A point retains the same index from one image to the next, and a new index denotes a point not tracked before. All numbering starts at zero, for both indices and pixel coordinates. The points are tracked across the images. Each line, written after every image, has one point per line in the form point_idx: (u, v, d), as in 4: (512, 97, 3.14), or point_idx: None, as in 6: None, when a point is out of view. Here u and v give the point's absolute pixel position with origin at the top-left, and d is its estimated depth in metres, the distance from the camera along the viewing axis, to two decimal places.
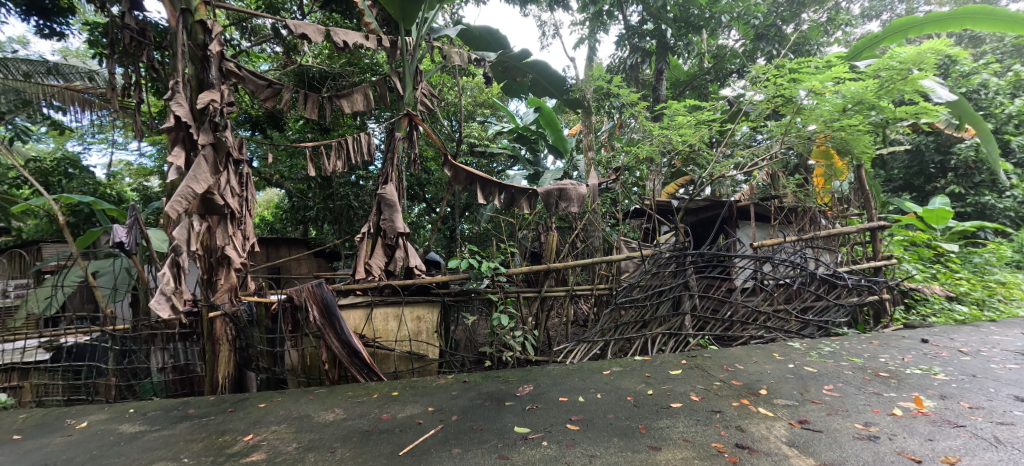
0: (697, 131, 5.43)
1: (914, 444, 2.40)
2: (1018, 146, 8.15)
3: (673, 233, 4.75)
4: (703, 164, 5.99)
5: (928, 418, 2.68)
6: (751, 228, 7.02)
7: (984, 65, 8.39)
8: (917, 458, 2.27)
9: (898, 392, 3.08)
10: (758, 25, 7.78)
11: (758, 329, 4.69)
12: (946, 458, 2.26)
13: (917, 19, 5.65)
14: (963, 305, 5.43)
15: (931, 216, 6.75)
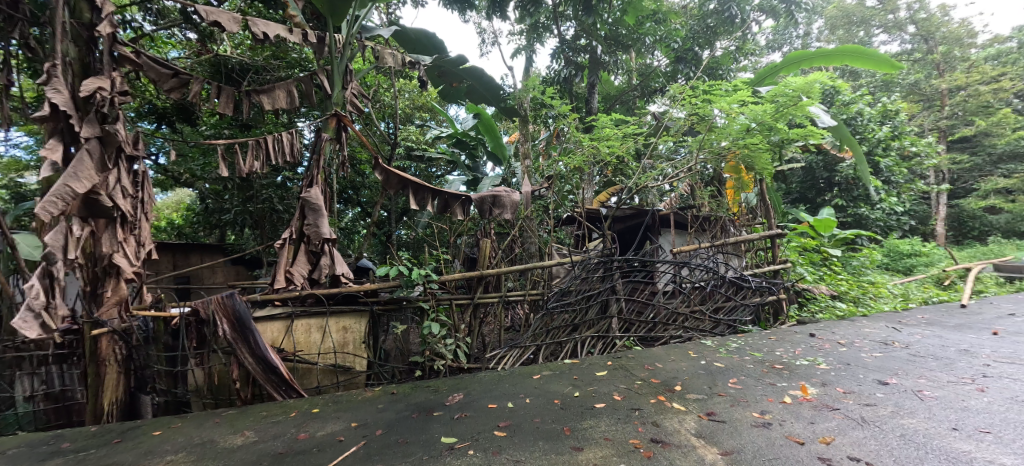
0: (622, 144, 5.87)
1: (800, 428, 2.68)
2: (885, 166, 9.50)
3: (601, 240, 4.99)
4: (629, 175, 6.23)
5: (811, 404, 3.01)
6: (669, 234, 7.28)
7: (860, 97, 9.70)
8: (800, 441, 2.53)
9: (789, 382, 3.43)
10: (677, 48, 8.49)
11: (678, 329, 5.01)
12: (823, 439, 2.54)
13: (809, 53, 6.40)
14: (842, 302, 6.21)
15: (820, 225, 7.59)
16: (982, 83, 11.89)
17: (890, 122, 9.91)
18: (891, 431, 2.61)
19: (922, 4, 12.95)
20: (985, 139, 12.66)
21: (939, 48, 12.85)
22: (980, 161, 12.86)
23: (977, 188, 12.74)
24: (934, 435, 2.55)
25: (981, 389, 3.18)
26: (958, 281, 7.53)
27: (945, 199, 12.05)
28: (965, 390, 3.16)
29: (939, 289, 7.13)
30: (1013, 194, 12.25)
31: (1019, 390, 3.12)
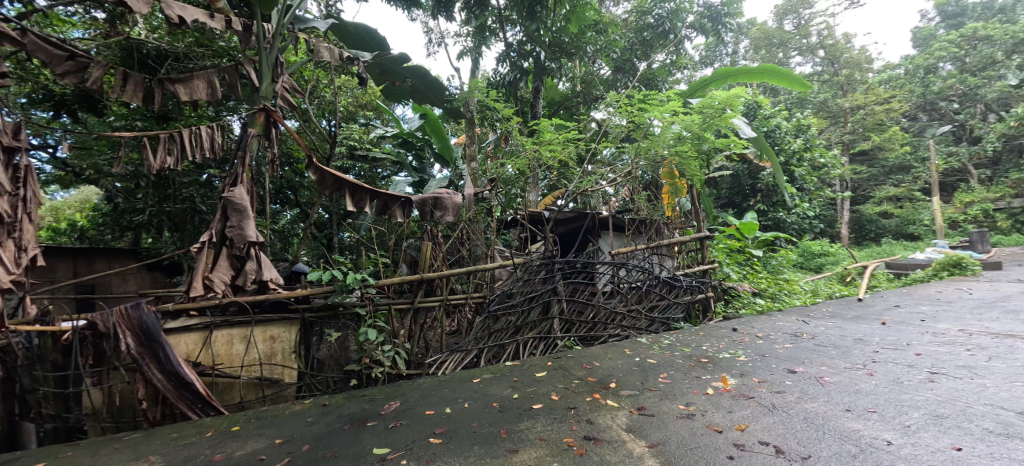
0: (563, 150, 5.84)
1: (719, 417, 2.86)
2: (799, 175, 10.42)
3: (543, 242, 5.05)
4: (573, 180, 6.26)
5: (730, 394, 3.22)
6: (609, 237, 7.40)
7: (778, 111, 10.59)
8: (719, 429, 2.70)
9: (712, 374, 3.64)
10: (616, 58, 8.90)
11: (616, 328, 5.16)
12: (739, 426, 2.73)
13: (734, 70, 6.85)
14: (762, 298, 6.72)
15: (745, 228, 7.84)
16: (876, 103, 13.41)
17: (803, 135, 10.90)
18: (796, 415, 2.84)
19: (829, 30, 14.41)
20: (879, 153, 14.28)
21: (843, 70, 14.35)
22: (875, 172, 14.49)
23: (874, 196, 14.33)
24: (832, 417, 2.81)
25: (871, 373, 3.54)
26: (857, 277, 8.40)
27: (848, 205, 13.45)
28: (858, 375, 3.51)
29: (842, 285, 7.92)
30: (901, 201, 13.91)
31: (902, 373, 3.51)
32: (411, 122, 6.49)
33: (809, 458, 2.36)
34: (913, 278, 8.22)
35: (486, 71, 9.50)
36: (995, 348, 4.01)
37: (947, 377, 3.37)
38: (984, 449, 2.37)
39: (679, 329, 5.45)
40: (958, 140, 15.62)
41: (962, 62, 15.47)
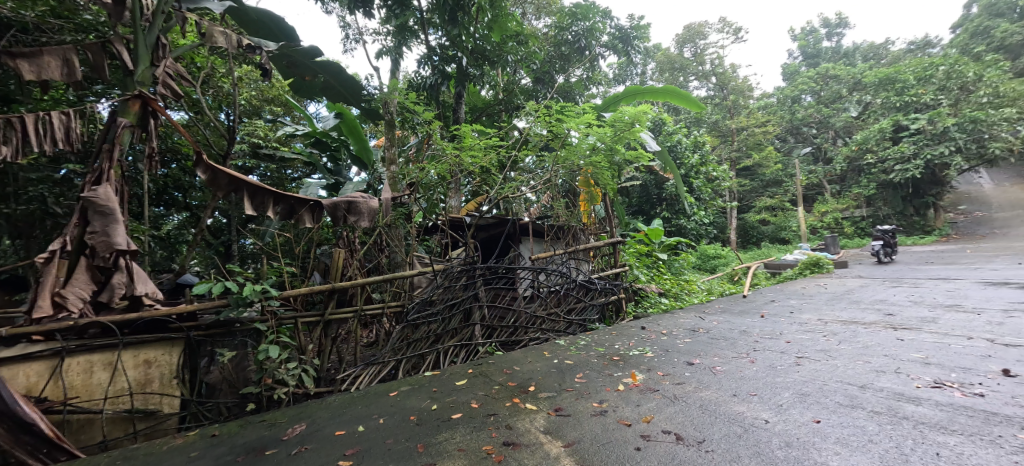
0: (489, 155, 5.64)
1: (628, 411, 2.99)
2: (697, 186, 11.43)
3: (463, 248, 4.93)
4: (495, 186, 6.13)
5: (638, 388, 3.38)
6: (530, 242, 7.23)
7: (680, 129, 11.55)
8: (628, 423, 2.82)
9: (623, 371, 3.81)
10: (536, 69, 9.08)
11: (536, 331, 5.21)
12: (645, 418, 2.87)
13: (641, 88, 7.29)
14: (666, 298, 7.23)
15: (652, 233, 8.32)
16: (756, 126, 15.22)
17: (699, 151, 11.98)
18: (694, 404, 3.06)
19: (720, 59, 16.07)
20: (760, 168, 16.18)
21: (731, 95, 16.07)
22: (757, 184, 16.39)
23: (755, 206, 16.23)
24: (722, 402, 3.06)
25: (753, 361, 3.93)
26: (742, 276, 9.40)
27: (735, 213, 15.06)
28: (743, 363, 3.88)
29: (731, 284, 8.80)
30: (776, 210, 15.90)
31: (776, 359, 3.94)
32: (325, 121, 5.91)
33: (704, 442, 2.55)
34: (784, 276, 9.39)
35: (407, 72, 9.10)
36: (843, 333, 4.67)
37: (810, 360, 3.85)
38: (838, 420, 2.72)
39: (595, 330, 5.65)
40: (816, 161, 18.32)
41: (820, 93, 18.10)
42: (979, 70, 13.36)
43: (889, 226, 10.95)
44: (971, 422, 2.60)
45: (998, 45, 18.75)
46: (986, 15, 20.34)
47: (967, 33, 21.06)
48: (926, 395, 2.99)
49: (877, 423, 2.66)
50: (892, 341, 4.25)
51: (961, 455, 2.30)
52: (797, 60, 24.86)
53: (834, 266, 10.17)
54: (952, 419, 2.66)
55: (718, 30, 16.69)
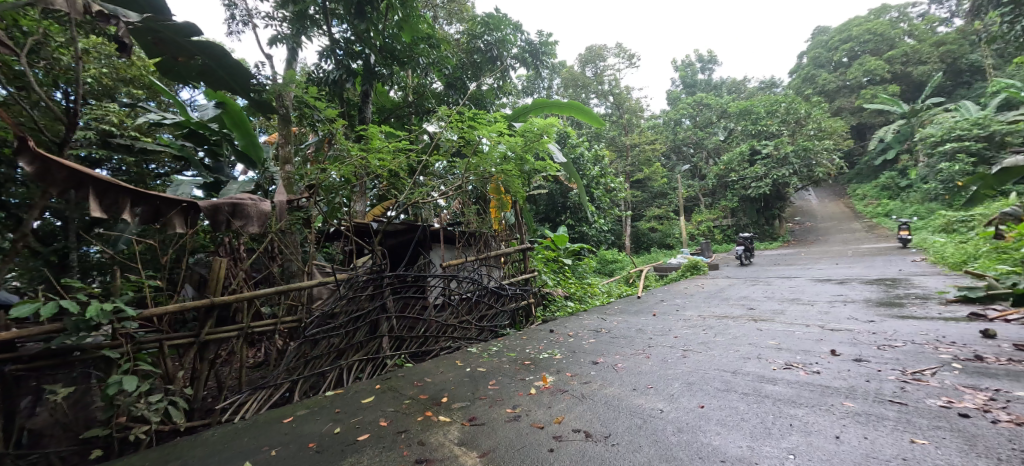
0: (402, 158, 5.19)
1: (540, 414, 2.88)
2: (598, 195, 12.01)
3: (369, 255, 4.50)
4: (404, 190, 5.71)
5: (548, 390, 3.30)
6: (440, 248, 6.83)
7: (582, 141, 12.02)
8: (540, 425, 2.71)
9: (534, 374, 3.72)
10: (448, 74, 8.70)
11: (448, 340, 4.95)
12: (557, 419, 2.79)
13: (547, 101, 7.27)
14: (571, 301, 7.40)
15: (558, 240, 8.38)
16: (646, 143, 16.55)
17: (599, 164, 12.48)
18: (599, 401, 3.04)
19: (616, 81, 17.17)
20: (649, 182, 17.55)
21: (626, 114, 17.23)
22: (647, 196, 17.73)
23: (645, 215, 17.62)
24: (622, 397, 3.09)
25: (648, 356, 4.06)
26: (636, 279, 10.00)
27: (629, 221, 16.11)
28: (640, 358, 4.00)
29: (627, 286, 9.30)
30: (663, 220, 17.43)
31: (667, 353, 4.11)
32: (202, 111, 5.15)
33: (610, 437, 2.53)
34: (670, 278, 10.19)
35: (304, 64, 8.27)
36: (716, 326, 5.10)
37: (694, 352, 4.08)
38: (719, 404, 2.86)
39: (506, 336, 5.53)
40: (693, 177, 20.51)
41: (696, 118, 20.31)
42: (809, 109, 16.52)
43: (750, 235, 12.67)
44: (810, 396, 2.89)
45: (821, 90, 22.89)
46: (813, 64, 24.67)
47: (801, 77, 25.28)
48: (780, 375, 3.29)
49: (746, 403, 2.85)
50: (754, 331, 4.71)
51: (808, 425, 2.52)
52: (676, 87, 27.57)
53: (709, 269, 11.31)
54: (797, 394, 2.94)
55: (615, 54, 17.85)
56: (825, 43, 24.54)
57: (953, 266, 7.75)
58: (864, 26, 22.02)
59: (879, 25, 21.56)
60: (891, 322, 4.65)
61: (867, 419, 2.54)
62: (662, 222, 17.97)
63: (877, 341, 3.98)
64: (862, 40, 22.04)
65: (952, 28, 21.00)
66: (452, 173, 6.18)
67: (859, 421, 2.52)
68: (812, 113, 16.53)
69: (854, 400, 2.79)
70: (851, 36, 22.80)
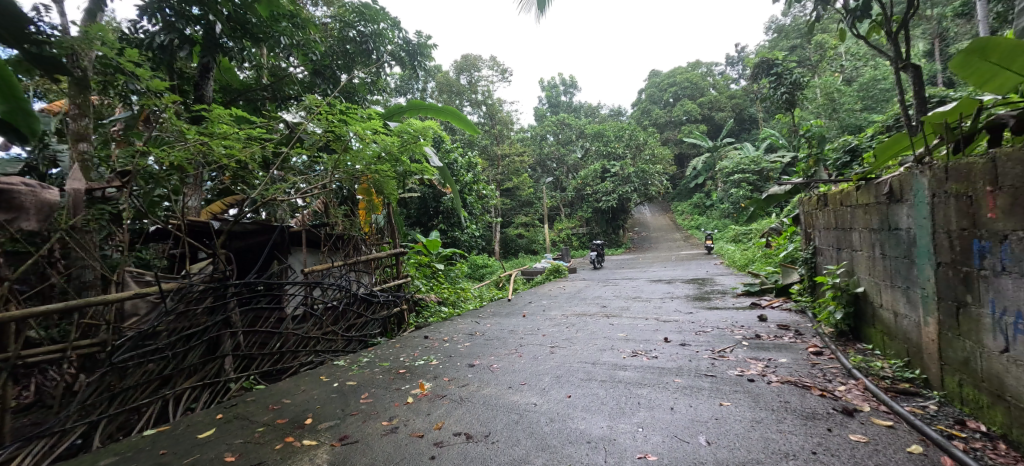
0: (260, 152, 4.34)
1: (420, 422, 2.69)
2: (471, 201, 11.86)
3: (210, 260, 3.66)
4: (256, 186, 4.69)
5: (427, 397, 3.13)
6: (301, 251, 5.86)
7: (456, 148, 11.75)
8: (420, 434, 2.52)
9: (410, 383, 3.50)
10: (316, 60, 7.10)
11: (308, 355, 4.31)
12: (437, 425, 2.62)
13: (422, 104, 6.35)
14: (446, 306, 7.08)
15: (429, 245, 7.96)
16: (515, 154, 17.31)
17: (472, 171, 12.40)
18: (479, 402, 2.91)
19: (489, 92, 17.64)
20: (517, 191, 18.29)
21: (497, 125, 17.72)
22: (515, 204, 18.45)
23: (513, 222, 18.34)
24: (500, 395, 2.99)
25: (521, 354, 4.12)
26: (505, 283, 10.27)
27: (498, 227, 16.55)
28: (513, 357, 4.01)
29: (497, 289, 9.46)
30: (529, 227, 18.30)
31: (537, 350, 4.23)
32: None
33: (491, 435, 2.39)
34: (536, 281, 10.67)
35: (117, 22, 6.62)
36: (578, 323, 5.51)
37: (561, 347, 4.29)
38: (584, 392, 2.89)
39: (378, 346, 5.02)
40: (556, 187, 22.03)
41: (558, 135, 21.90)
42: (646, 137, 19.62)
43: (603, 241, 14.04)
44: (651, 377, 3.11)
45: (654, 121, 26.74)
46: (650, 99, 28.60)
47: (641, 109, 29.13)
48: (630, 362, 3.56)
49: (605, 388, 2.94)
50: (606, 325, 5.20)
51: (652, 401, 2.64)
52: (541, 105, 29.32)
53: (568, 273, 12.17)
54: (642, 376, 3.14)
55: (489, 67, 18.29)
56: (657, 83, 28.79)
57: (740, 266, 9.61)
58: (685, 75, 26.51)
59: (694, 76, 26.25)
60: (704, 312, 5.54)
61: (693, 391, 2.75)
62: (528, 229, 18.88)
63: (694, 328, 4.68)
64: (683, 85, 26.46)
65: (741, 85, 26.52)
66: (315, 170, 5.21)
67: (687, 393, 2.71)
68: (648, 142, 19.59)
69: (684, 377, 3.06)
70: (676, 81, 27.16)
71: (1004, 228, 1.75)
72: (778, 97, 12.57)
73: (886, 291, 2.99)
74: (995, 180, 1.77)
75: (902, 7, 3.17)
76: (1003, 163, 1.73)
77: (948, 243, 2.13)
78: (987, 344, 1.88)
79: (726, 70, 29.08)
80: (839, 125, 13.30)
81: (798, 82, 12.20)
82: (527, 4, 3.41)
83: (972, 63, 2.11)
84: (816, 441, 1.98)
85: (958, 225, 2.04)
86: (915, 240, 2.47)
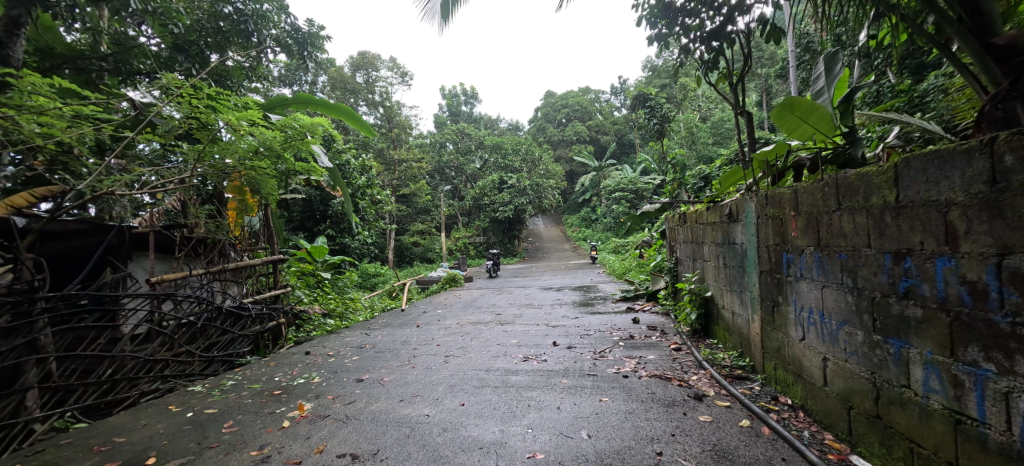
0: (106, 148, 3.71)
1: (297, 447, 2.44)
2: (364, 207, 11.27)
3: (5, 269, 2.85)
4: (83, 176, 3.39)
5: (307, 419, 2.84)
6: (148, 258, 4.50)
7: (350, 149, 11.14)
8: (297, 460, 2.28)
9: (287, 405, 3.14)
10: (178, 34, 5.13)
11: (152, 381, 3.51)
12: (318, 448, 2.41)
13: (314, 98, 5.39)
14: (331, 319, 6.57)
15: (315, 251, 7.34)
16: (413, 160, 16.99)
17: (366, 174, 11.79)
18: (366, 418, 2.79)
19: (388, 94, 17.05)
20: (414, 197, 17.90)
21: (395, 129, 17.17)
22: (412, 211, 18.06)
23: (409, 230, 17.85)
24: (390, 410, 2.91)
25: (414, 366, 4.08)
26: (399, 293, 9.95)
27: (393, 234, 15.97)
28: (406, 369, 3.95)
29: (391, 300, 9.11)
30: (425, 235, 17.97)
31: (431, 360, 4.24)
32: None
33: (379, 453, 2.30)
34: (431, 291, 10.51)
35: None
36: (472, 331, 5.61)
37: (455, 356, 4.34)
38: (476, 399, 2.99)
39: (248, 366, 4.32)
40: (453, 195, 21.98)
41: (458, 145, 21.92)
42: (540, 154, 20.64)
43: (498, 251, 14.34)
44: (540, 379, 3.33)
45: (548, 137, 28.25)
46: (544, 118, 30.12)
47: (536, 126, 30.53)
48: (522, 367, 3.76)
49: (498, 394, 3.06)
50: (499, 333, 5.38)
51: (541, 402, 2.83)
52: (440, 113, 29.13)
53: (463, 283, 12.21)
54: (532, 379, 3.34)
55: (388, 68, 17.71)
56: (551, 103, 30.50)
57: (619, 275, 10.58)
58: (576, 98, 28.56)
59: (583, 101, 28.40)
60: (587, 317, 6.01)
61: (577, 389, 3.02)
62: (424, 237, 18.58)
63: (579, 331, 5.07)
64: (574, 108, 28.49)
65: (623, 113, 29.37)
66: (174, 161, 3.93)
67: (571, 392, 2.97)
68: (542, 157, 20.59)
69: (570, 377, 3.33)
70: (568, 103, 29.07)
71: (801, 244, 2.25)
72: (651, 126, 14.21)
73: (727, 294, 3.60)
74: (795, 207, 2.28)
75: (738, 63, 3.87)
76: (799, 194, 2.25)
77: (767, 255, 2.66)
78: (791, 334, 2.40)
79: (610, 98, 31.93)
80: (697, 154, 15.47)
81: (667, 116, 13.93)
82: (431, 14, 3.46)
83: (783, 115, 2.67)
84: (675, 425, 2.32)
85: (773, 241, 2.58)
86: (745, 253, 3.04)
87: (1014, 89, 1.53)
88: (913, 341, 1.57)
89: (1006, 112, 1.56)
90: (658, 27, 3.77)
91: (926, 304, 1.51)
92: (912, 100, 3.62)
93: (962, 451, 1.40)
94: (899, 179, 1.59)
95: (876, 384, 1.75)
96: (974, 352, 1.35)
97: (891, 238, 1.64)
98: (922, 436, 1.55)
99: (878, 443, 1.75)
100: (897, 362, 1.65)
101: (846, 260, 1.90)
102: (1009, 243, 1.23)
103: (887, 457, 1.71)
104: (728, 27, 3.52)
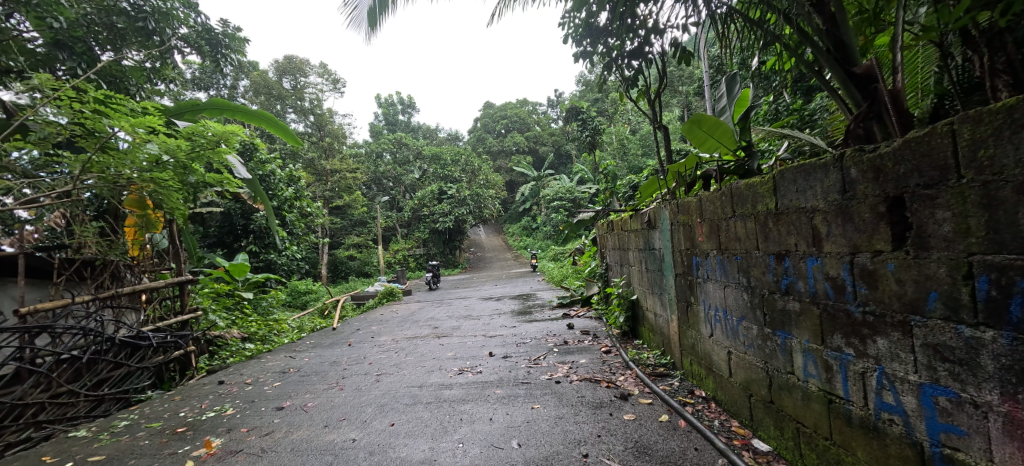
0: None
1: None
2: (291, 220, 10.59)
3: None
4: None
5: (215, 456, 2.61)
6: (19, 285, 3.88)
7: (274, 158, 10.36)
8: None
9: (191, 443, 2.85)
10: (58, 29, 4.52)
11: (21, 430, 3.03)
12: None
13: (229, 103, 4.93)
14: (251, 343, 6.06)
15: (234, 269, 6.72)
16: (347, 171, 16.33)
17: (294, 185, 11.09)
18: (284, 449, 2.61)
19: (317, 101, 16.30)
20: (348, 209, 17.17)
21: (326, 137, 16.45)
22: (345, 223, 17.37)
23: (343, 243, 17.11)
24: (312, 437, 2.75)
25: (342, 388, 3.88)
26: (332, 310, 9.45)
27: (325, 248, 15.22)
28: (332, 392, 3.75)
29: (322, 318, 8.60)
30: (361, 247, 17.29)
31: (361, 381, 4.05)
32: None
33: None
34: (366, 306, 10.08)
35: None
36: (408, 347, 5.43)
37: (387, 375, 4.19)
38: (407, 418, 2.91)
39: (148, 403, 3.86)
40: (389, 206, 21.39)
41: (394, 155, 21.39)
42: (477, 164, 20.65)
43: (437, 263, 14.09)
44: (474, 392, 3.30)
45: (487, 147, 28.44)
46: (483, 129, 30.38)
47: (475, 138, 30.65)
48: (456, 380, 3.71)
49: (429, 410, 3.00)
50: (437, 346, 5.28)
51: (473, 415, 2.81)
52: (376, 122, 28.34)
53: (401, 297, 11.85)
54: (466, 393, 3.31)
55: (319, 74, 16.97)
56: (490, 115, 30.90)
57: (557, 282, 10.84)
58: (514, 110, 29.14)
59: (521, 112, 28.99)
60: (526, 325, 6.06)
61: (510, 399, 3.03)
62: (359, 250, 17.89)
63: (516, 340, 5.09)
64: (512, 119, 29.01)
65: (558, 125, 30.20)
66: (57, 173, 3.43)
67: (504, 402, 2.98)
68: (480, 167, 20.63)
69: (503, 387, 3.34)
70: (506, 115, 29.54)
71: (707, 248, 2.45)
72: (583, 138, 14.74)
73: (650, 297, 3.81)
74: (701, 214, 2.49)
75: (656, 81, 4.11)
76: (703, 202, 2.46)
77: (680, 259, 2.85)
78: (702, 332, 2.59)
79: (547, 110, 32.73)
80: (628, 165, 16.30)
81: (598, 129, 14.52)
82: (357, 20, 3.37)
83: (693, 130, 2.88)
84: (601, 426, 2.41)
85: (684, 245, 2.78)
86: (663, 257, 3.25)
87: (870, 111, 1.77)
88: (794, 332, 1.77)
89: (866, 129, 1.80)
90: (584, 45, 4.00)
91: (802, 298, 1.71)
92: (802, 117, 4.08)
93: (834, 428, 1.58)
94: (779, 188, 1.79)
95: (769, 372, 1.94)
96: (838, 339, 1.55)
97: (774, 241, 1.85)
98: (805, 416, 1.74)
99: (773, 426, 1.94)
100: (784, 352, 1.84)
101: (742, 262, 2.10)
102: (858, 243, 1.43)
103: (780, 437, 1.89)
104: (646, 48, 3.72)
